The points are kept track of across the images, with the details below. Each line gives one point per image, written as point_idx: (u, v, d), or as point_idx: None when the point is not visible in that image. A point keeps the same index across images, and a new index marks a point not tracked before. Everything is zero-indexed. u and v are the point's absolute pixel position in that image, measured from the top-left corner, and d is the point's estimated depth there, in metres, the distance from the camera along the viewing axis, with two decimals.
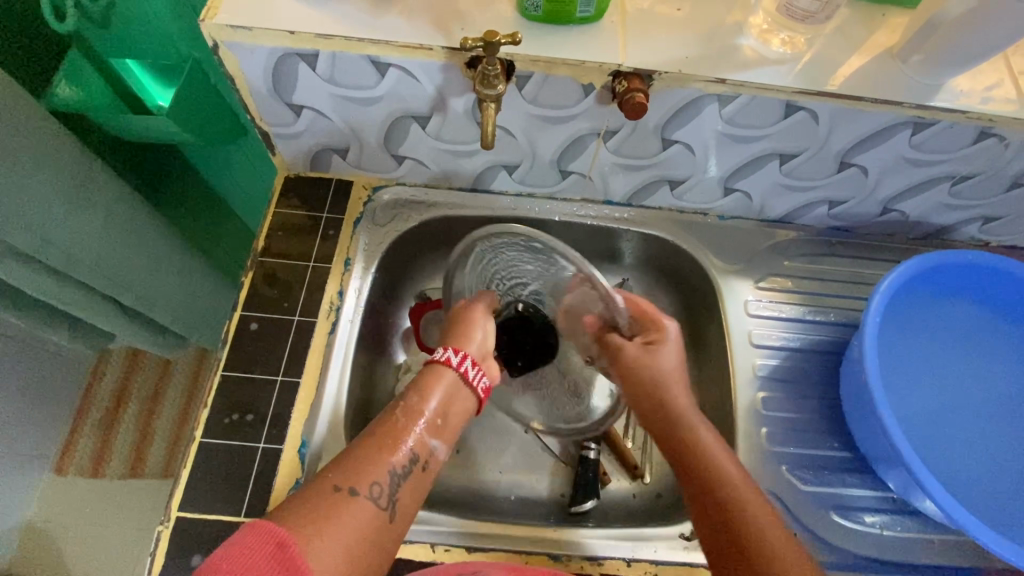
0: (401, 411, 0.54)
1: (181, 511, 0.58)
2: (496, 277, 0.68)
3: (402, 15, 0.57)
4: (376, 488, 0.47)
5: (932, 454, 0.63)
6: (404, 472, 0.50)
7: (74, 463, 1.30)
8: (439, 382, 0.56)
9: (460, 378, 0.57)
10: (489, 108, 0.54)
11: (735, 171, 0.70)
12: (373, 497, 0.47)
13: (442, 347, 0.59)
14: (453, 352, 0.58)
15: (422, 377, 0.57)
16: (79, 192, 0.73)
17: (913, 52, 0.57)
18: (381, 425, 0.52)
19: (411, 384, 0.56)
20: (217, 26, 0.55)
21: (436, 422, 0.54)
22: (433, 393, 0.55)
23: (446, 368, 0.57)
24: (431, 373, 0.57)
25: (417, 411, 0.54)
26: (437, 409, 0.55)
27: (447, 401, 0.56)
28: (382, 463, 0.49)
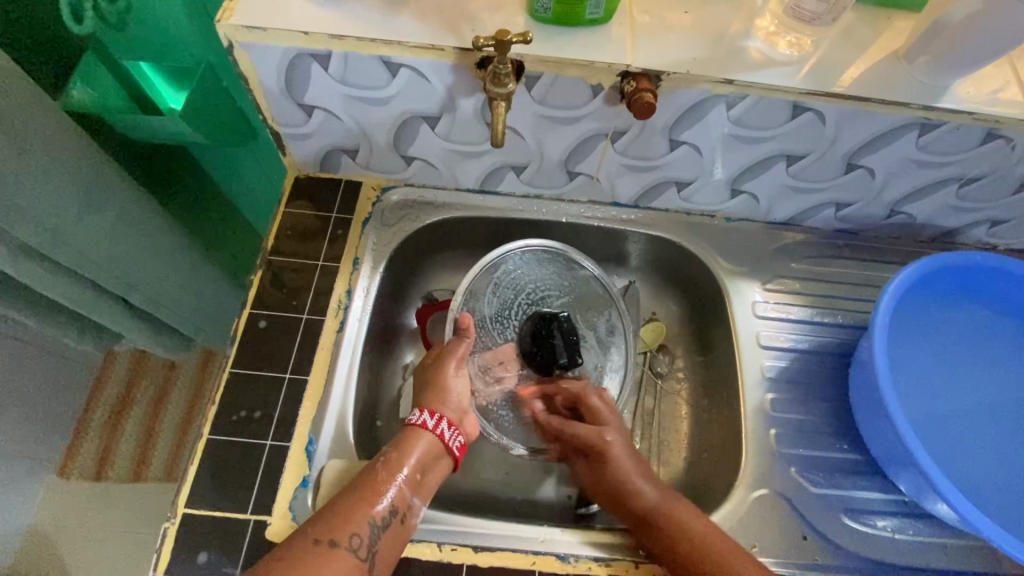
0: (381, 464, 0.57)
1: (187, 507, 0.58)
2: (518, 296, 0.75)
3: (414, 17, 0.58)
4: (355, 539, 0.50)
5: (946, 455, 0.63)
6: (383, 524, 0.53)
7: (76, 467, 1.29)
8: (415, 445, 0.59)
9: (438, 441, 0.60)
10: (499, 106, 0.54)
11: (742, 172, 0.70)
12: (352, 548, 0.50)
13: (418, 409, 0.62)
14: (428, 415, 0.61)
15: (402, 437, 0.60)
16: (92, 192, 0.74)
17: (918, 54, 0.58)
18: (366, 476, 0.56)
19: (392, 441, 0.59)
20: (233, 26, 0.56)
21: (415, 477, 0.57)
22: (410, 451, 0.58)
23: (422, 429, 0.60)
24: (408, 433, 0.60)
25: (397, 467, 0.56)
26: (416, 465, 0.58)
27: (430, 458, 0.59)
28: (361, 516, 0.52)
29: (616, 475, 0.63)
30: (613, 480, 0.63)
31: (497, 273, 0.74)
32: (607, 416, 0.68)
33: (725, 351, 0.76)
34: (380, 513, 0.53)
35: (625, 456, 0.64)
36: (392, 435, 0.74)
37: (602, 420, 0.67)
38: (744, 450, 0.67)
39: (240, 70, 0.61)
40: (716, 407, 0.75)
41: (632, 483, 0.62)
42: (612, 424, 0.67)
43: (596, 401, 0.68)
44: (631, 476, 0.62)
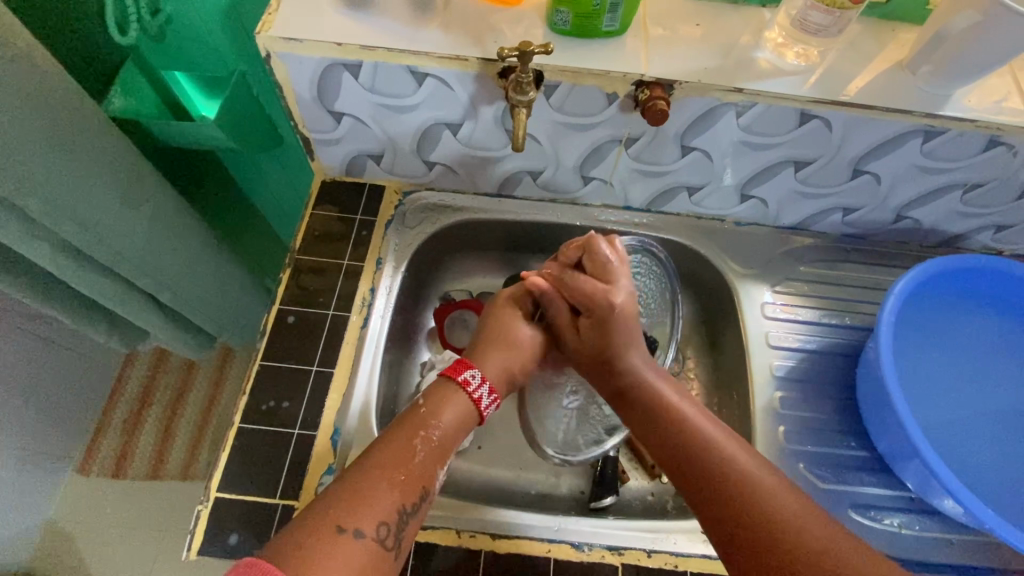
0: (419, 440, 0.55)
1: (219, 492, 0.61)
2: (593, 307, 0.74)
3: (440, 29, 0.61)
4: (383, 529, 0.48)
5: (952, 453, 0.64)
6: (413, 512, 0.51)
7: (97, 463, 1.33)
8: (450, 406, 0.58)
9: (473, 405, 0.59)
10: (520, 113, 0.58)
11: (752, 177, 0.73)
12: (379, 537, 0.48)
13: (478, 373, 0.60)
14: (489, 389, 0.60)
15: (437, 398, 0.58)
16: (131, 193, 0.78)
17: (922, 64, 0.60)
18: (399, 445, 0.54)
19: (429, 405, 0.57)
20: (271, 38, 0.59)
21: (446, 450, 0.56)
22: (444, 416, 0.57)
23: (470, 397, 0.59)
24: (445, 390, 0.59)
25: (433, 441, 0.55)
26: (450, 436, 0.57)
27: (462, 425, 0.58)
28: (390, 499, 0.50)
29: (619, 360, 0.62)
30: (603, 350, 0.62)
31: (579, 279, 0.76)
32: (625, 313, 0.63)
33: (734, 351, 0.78)
34: (410, 497, 0.51)
35: (631, 335, 0.63)
36: None
37: (621, 325, 0.63)
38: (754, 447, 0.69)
39: (275, 79, 0.65)
40: (728, 405, 0.77)
41: (619, 353, 0.62)
42: (621, 316, 0.63)
43: (607, 291, 0.64)
44: (632, 354, 0.62)
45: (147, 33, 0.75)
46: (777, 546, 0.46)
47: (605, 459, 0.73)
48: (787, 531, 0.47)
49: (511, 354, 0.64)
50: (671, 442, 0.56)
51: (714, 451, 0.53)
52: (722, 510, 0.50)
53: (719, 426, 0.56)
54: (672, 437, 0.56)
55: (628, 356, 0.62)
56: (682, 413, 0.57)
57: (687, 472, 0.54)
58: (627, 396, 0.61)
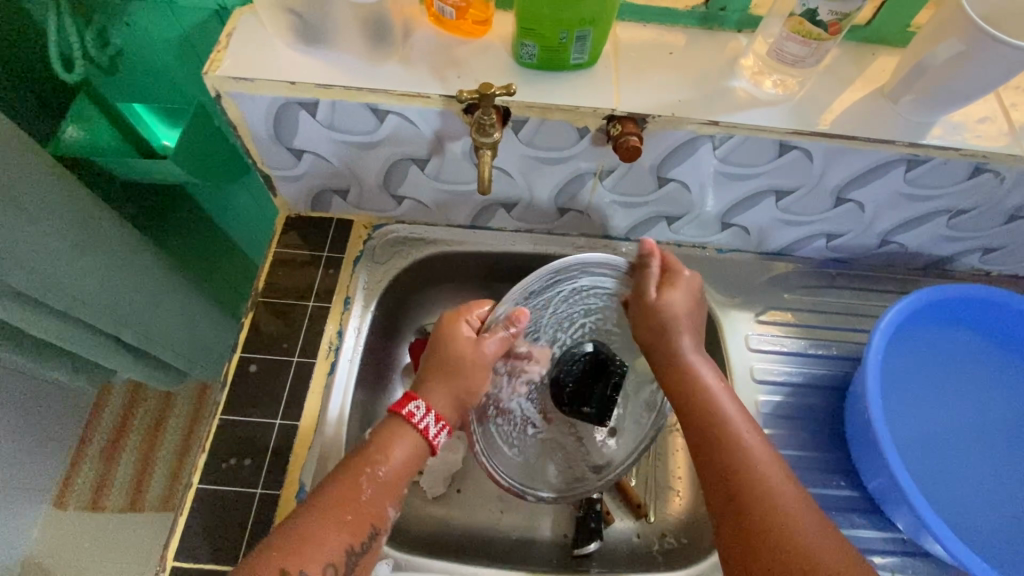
0: (366, 478, 0.52)
1: (177, 561, 0.58)
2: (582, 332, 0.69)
3: (401, 64, 0.58)
4: (329, 570, 0.48)
5: (945, 492, 0.62)
6: (361, 550, 0.50)
7: (74, 496, 1.26)
8: (398, 441, 0.55)
9: (422, 440, 0.56)
10: (485, 154, 0.55)
11: (733, 206, 0.70)
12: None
13: (422, 405, 0.57)
14: (434, 421, 0.57)
15: (384, 435, 0.55)
16: (84, 235, 0.74)
17: (903, 93, 0.58)
18: (345, 486, 0.51)
19: (373, 441, 0.55)
20: (219, 77, 0.56)
21: (396, 484, 0.54)
22: (394, 454, 0.54)
23: (410, 425, 0.56)
24: (393, 428, 0.56)
25: (380, 476, 0.53)
26: (401, 468, 0.54)
27: (411, 462, 0.55)
28: (335, 539, 0.49)
29: (671, 342, 0.61)
30: (664, 327, 0.62)
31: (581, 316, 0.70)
32: (682, 307, 0.62)
33: None
34: (359, 535, 0.50)
35: (680, 317, 0.62)
36: None
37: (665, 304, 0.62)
38: None
39: (228, 118, 0.62)
40: None
41: (677, 330, 0.62)
42: (682, 288, 0.63)
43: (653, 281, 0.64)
44: (684, 338, 0.61)
45: (97, 64, 0.72)
46: (755, 526, 0.49)
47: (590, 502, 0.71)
48: (783, 518, 0.49)
49: (455, 383, 0.59)
50: (712, 430, 0.55)
51: (738, 450, 0.53)
52: (735, 520, 0.50)
53: (736, 405, 0.57)
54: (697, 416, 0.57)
55: (681, 340, 0.61)
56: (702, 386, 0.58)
57: (706, 454, 0.55)
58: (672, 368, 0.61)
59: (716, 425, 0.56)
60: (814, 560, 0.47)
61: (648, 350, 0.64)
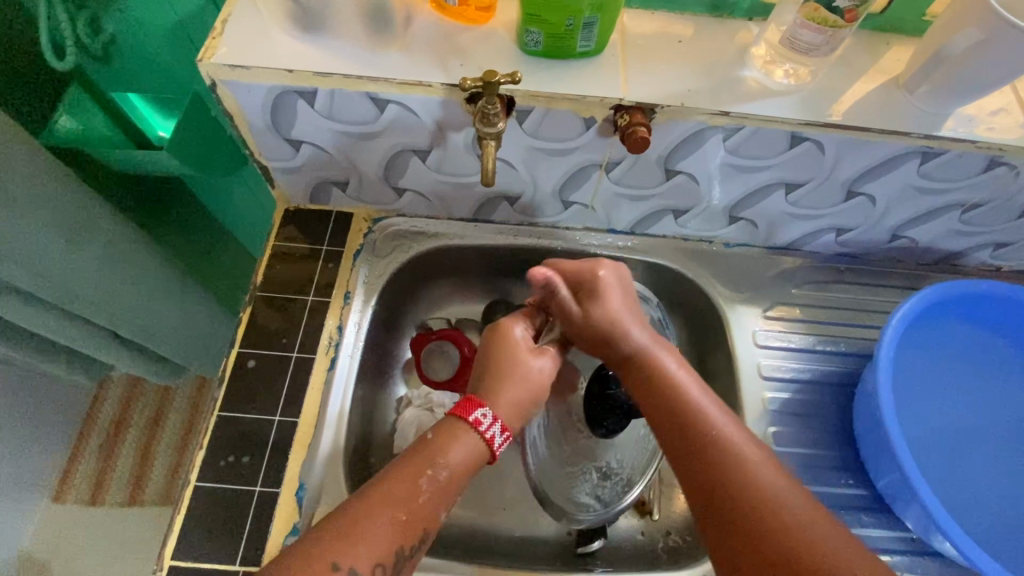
0: (426, 478, 0.51)
1: (174, 560, 0.57)
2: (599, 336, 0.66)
3: (402, 52, 0.56)
4: (378, 570, 0.46)
5: (955, 490, 0.61)
6: (410, 553, 0.48)
7: (73, 490, 1.26)
8: (459, 443, 0.53)
9: (484, 445, 0.55)
10: (489, 145, 0.53)
11: (741, 200, 0.69)
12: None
13: (490, 413, 0.56)
14: (500, 430, 0.56)
15: (448, 433, 0.54)
16: (79, 227, 0.72)
17: (920, 83, 0.56)
18: (404, 482, 0.50)
19: (432, 441, 0.53)
20: (215, 65, 0.54)
21: (451, 489, 0.52)
22: (454, 454, 0.53)
23: (473, 429, 0.55)
24: (453, 429, 0.55)
25: (439, 478, 0.51)
26: (458, 472, 0.52)
27: (472, 464, 0.54)
28: (388, 538, 0.47)
29: (620, 337, 0.61)
30: (607, 323, 0.62)
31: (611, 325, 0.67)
32: (608, 286, 0.63)
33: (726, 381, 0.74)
34: (409, 538, 0.48)
35: (615, 310, 0.62)
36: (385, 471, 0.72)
37: (604, 295, 0.62)
38: None
39: (224, 107, 0.60)
40: None
41: (622, 331, 0.61)
42: (608, 292, 0.62)
43: (604, 280, 0.63)
44: (632, 328, 0.61)
45: (90, 53, 0.71)
46: (744, 526, 0.48)
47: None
48: (772, 517, 0.47)
49: (524, 388, 0.59)
50: (686, 424, 0.54)
51: (718, 446, 0.52)
52: (725, 521, 0.49)
53: (709, 397, 0.56)
54: (670, 411, 0.56)
55: (629, 333, 0.61)
56: (676, 379, 0.57)
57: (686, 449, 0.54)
58: (635, 364, 0.60)
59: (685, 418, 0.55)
60: (820, 554, 0.44)
61: (584, 341, 0.64)
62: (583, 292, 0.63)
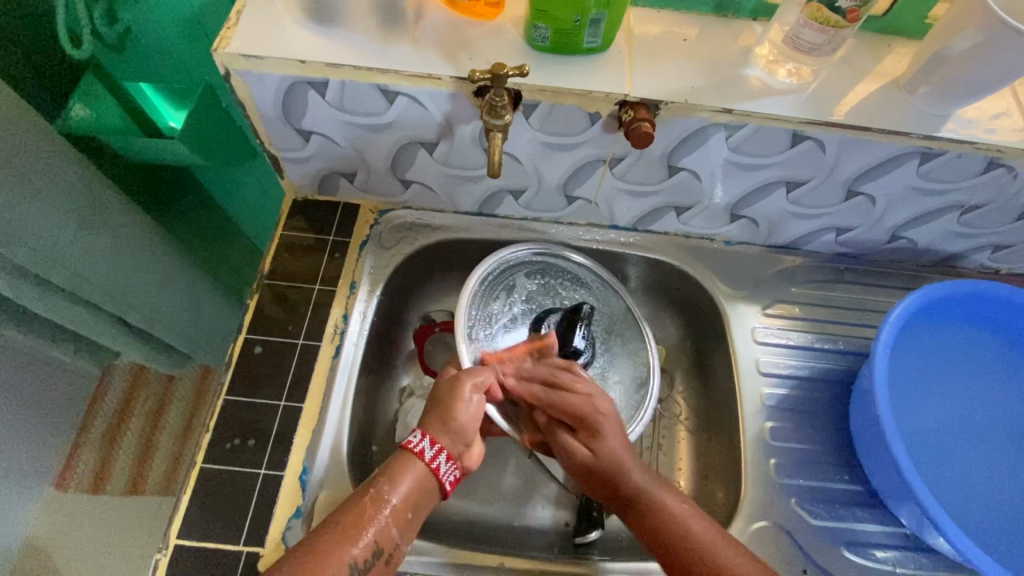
0: (370, 498, 0.52)
1: (179, 538, 0.58)
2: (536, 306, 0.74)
3: (411, 44, 0.58)
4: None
5: (950, 487, 0.62)
6: (366, 568, 0.49)
7: (75, 478, 1.26)
8: (407, 470, 0.54)
9: (431, 473, 0.54)
10: (496, 137, 0.54)
11: (743, 197, 0.70)
12: None
13: (417, 432, 0.56)
14: (428, 443, 0.55)
15: (393, 463, 0.54)
16: (91, 214, 0.74)
17: (920, 84, 0.57)
18: (352, 503, 0.51)
19: (383, 468, 0.54)
20: (229, 55, 0.55)
21: (406, 511, 0.52)
22: (399, 479, 0.53)
23: (418, 458, 0.54)
24: (397, 457, 0.55)
25: (387, 499, 0.52)
26: (408, 497, 0.53)
27: (418, 488, 0.53)
28: (342, 556, 0.48)
29: (620, 480, 0.57)
30: (598, 467, 0.58)
31: (523, 290, 0.74)
32: (609, 422, 0.59)
33: (724, 377, 0.75)
34: (364, 555, 0.49)
35: (617, 449, 0.58)
36: (387, 459, 0.73)
37: (609, 436, 0.58)
38: (744, 481, 0.66)
39: (236, 96, 0.61)
40: (717, 429, 0.74)
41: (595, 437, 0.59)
42: (609, 431, 0.59)
43: (591, 403, 0.60)
44: (631, 473, 0.57)
45: (105, 43, 0.72)
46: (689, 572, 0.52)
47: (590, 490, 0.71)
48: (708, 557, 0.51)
49: (443, 416, 0.58)
50: (658, 531, 0.54)
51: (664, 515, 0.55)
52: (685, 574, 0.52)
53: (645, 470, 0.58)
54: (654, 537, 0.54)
55: (627, 474, 0.57)
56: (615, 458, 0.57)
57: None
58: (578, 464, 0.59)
59: (687, 538, 0.53)
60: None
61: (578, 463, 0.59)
62: (581, 425, 0.59)
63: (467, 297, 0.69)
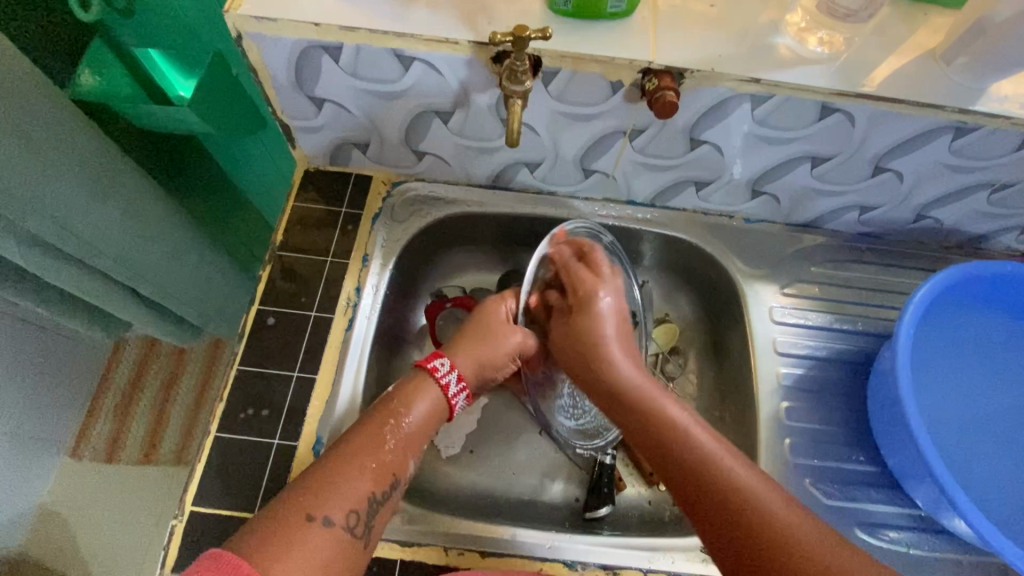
0: (390, 429, 0.52)
1: (194, 505, 0.58)
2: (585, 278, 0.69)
3: (429, 8, 0.56)
4: (352, 517, 0.46)
5: (968, 470, 0.61)
6: (384, 499, 0.48)
7: (90, 446, 1.27)
8: (422, 398, 0.55)
9: (444, 400, 0.57)
10: (515, 104, 0.52)
11: (766, 173, 0.68)
12: (348, 526, 0.45)
13: (447, 361, 0.58)
14: (455, 378, 0.58)
15: (409, 387, 0.55)
16: (101, 185, 0.73)
17: (958, 55, 0.55)
18: (370, 434, 0.51)
19: (398, 387, 0.55)
20: (241, 17, 0.54)
21: (416, 438, 0.53)
22: (415, 406, 0.54)
23: (433, 381, 0.56)
24: (416, 379, 0.57)
25: (403, 422, 0.53)
26: (420, 418, 0.54)
27: (433, 417, 0.56)
28: (360, 484, 0.47)
29: (602, 367, 0.56)
30: (583, 349, 0.58)
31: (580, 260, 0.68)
32: (599, 308, 0.60)
33: (740, 357, 0.74)
34: (382, 485, 0.49)
35: (604, 333, 0.58)
36: None
37: (593, 315, 0.59)
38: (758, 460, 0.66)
39: (248, 61, 0.60)
40: (731, 410, 0.73)
41: (593, 341, 0.58)
42: (592, 308, 0.60)
43: (594, 286, 0.61)
44: (612, 358, 0.57)
45: (114, 11, 0.68)
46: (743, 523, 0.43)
47: (600, 466, 0.71)
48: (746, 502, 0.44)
49: (481, 352, 0.61)
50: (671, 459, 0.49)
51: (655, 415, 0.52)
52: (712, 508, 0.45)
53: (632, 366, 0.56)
54: (654, 447, 0.51)
55: (612, 362, 0.56)
56: (598, 342, 0.58)
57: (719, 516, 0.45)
58: (564, 333, 0.60)
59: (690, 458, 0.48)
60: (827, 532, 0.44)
61: (574, 368, 0.59)
62: (576, 308, 0.61)
63: (545, 244, 0.63)
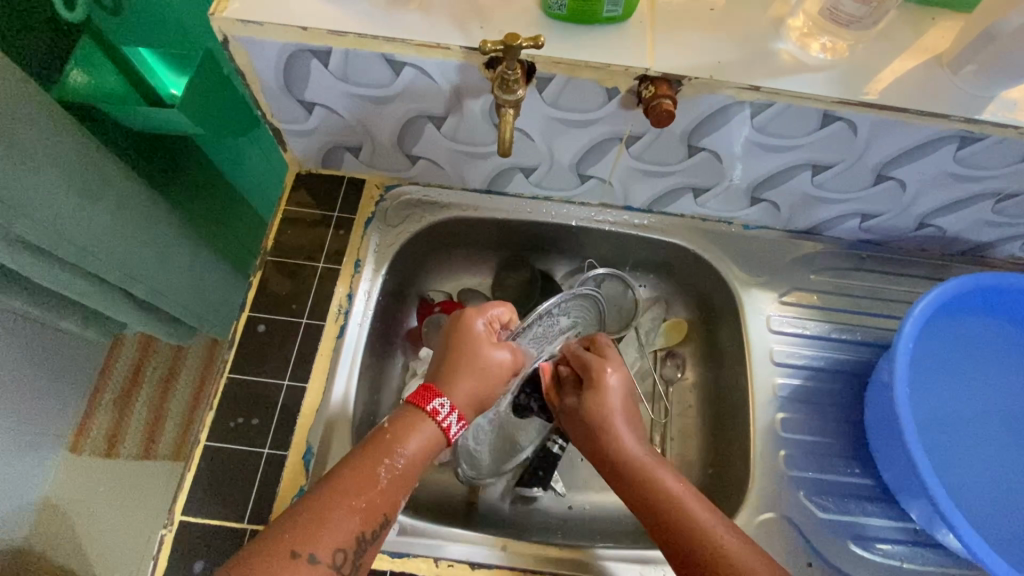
0: (384, 468, 0.50)
1: (184, 516, 0.58)
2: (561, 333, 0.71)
3: (420, 11, 0.54)
4: (339, 556, 0.45)
5: (964, 484, 0.60)
6: (372, 538, 0.47)
7: (89, 442, 1.22)
8: (417, 435, 0.52)
9: (442, 434, 0.54)
10: (507, 113, 0.51)
11: (765, 180, 0.67)
12: (334, 564, 0.45)
13: (448, 403, 0.54)
14: (456, 418, 0.54)
15: (404, 423, 0.53)
16: (89, 187, 0.72)
17: (965, 63, 0.53)
18: (361, 474, 0.49)
19: (392, 425, 0.52)
20: (227, 20, 0.52)
21: (410, 477, 0.51)
22: (409, 444, 0.51)
23: (431, 419, 0.53)
24: (412, 416, 0.53)
25: (396, 463, 0.50)
26: (416, 461, 0.52)
27: (430, 451, 0.53)
28: (348, 523, 0.46)
29: (611, 442, 0.58)
30: (596, 420, 0.60)
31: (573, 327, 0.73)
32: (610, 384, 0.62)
33: (736, 366, 0.73)
34: (371, 523, 0.48)
35: (613, 410, 0.60)
36: None
37: (605, 395, 0.61)
38: (752, 472, 0.65)
39: (236, 65, 0.58)
40: (725, 419, 0.73)
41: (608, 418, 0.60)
42: (611, 387, 0.62)
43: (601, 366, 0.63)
44: (619, 432, 0.59)
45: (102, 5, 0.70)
46: None
47: (545, 452, 0.71)
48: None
49: (481, 385, 0.57)
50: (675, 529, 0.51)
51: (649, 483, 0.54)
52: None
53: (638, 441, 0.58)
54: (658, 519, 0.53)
55: (619, 435, 0.58)
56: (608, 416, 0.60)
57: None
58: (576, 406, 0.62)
59: (688, 534, 0.51)
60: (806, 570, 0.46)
61: (585, 434, 0.61)
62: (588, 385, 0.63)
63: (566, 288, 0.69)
